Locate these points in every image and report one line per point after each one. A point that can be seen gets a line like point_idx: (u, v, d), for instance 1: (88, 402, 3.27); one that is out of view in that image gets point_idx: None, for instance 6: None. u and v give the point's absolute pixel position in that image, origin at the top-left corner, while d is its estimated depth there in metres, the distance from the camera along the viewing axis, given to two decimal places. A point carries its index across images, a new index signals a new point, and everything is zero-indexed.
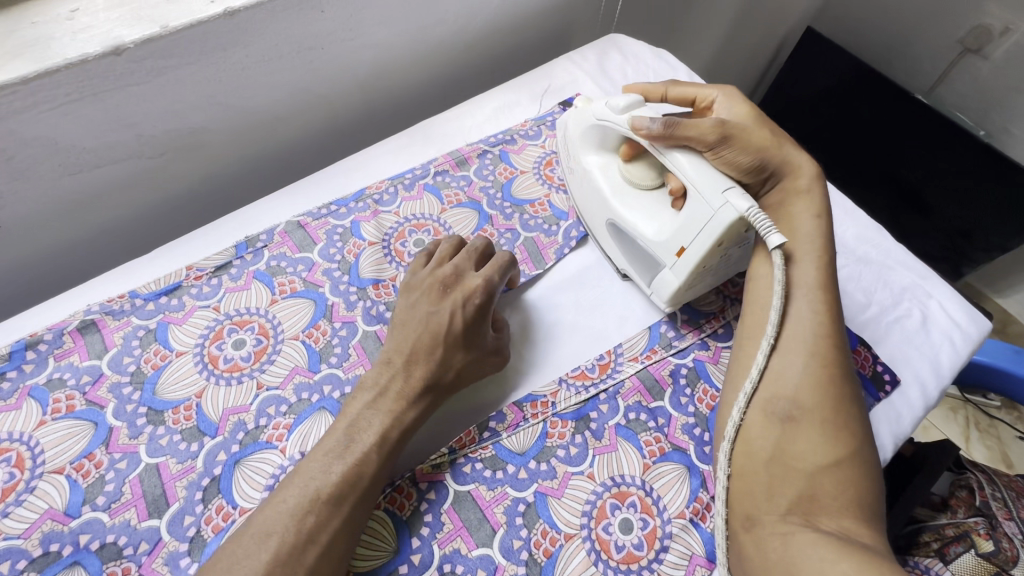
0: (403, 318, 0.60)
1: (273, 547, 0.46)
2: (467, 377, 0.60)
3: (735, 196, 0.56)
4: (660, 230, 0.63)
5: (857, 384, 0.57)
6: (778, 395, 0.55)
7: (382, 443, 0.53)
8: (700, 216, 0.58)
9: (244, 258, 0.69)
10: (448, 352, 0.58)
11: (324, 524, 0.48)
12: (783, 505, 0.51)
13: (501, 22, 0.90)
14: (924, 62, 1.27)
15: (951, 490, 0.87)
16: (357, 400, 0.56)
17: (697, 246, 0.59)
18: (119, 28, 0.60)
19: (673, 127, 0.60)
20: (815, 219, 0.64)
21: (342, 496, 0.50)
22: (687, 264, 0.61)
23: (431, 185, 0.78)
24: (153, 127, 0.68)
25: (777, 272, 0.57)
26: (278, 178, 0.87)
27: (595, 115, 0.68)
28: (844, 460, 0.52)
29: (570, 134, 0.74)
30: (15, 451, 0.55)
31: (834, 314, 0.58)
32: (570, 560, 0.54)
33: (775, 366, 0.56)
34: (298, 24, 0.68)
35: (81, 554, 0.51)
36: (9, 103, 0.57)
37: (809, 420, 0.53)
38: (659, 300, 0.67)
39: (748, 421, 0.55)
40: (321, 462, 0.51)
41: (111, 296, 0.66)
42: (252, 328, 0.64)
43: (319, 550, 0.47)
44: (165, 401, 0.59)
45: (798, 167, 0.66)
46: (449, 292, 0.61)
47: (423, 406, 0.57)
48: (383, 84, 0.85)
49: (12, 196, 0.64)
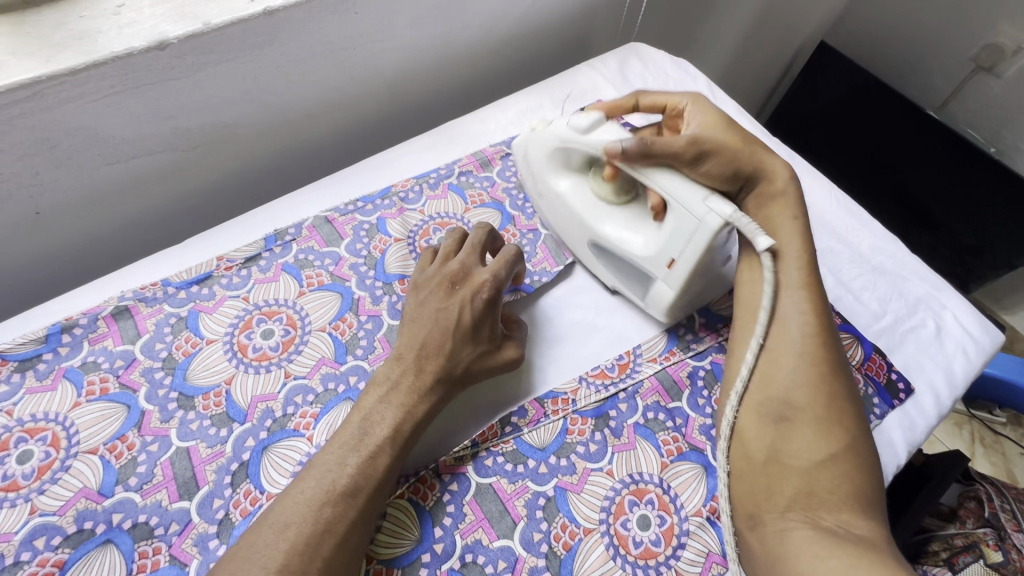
0: (409, 322, 0.61)
1: (294, 536, 0.46)
2: (481, 373, 0.60)
3: (716, 202, 0.58)
4: (647, 244, 0.64)
5: (850, 380, 0.57)
6: (770, 396, 0.56)
7: (404, 434, 0.54)
8: (686, 225, 0.60)
9: (273, 251, 0.71)
10: (458, 348, 0.59)
11: (343, 515, 0.49)
12: (783, 502, 0.52)
13: (525, 28, 0.92)
14: (937, 78, 1.28)
15: (961, 500, 0.88)
16: (370, 395, 0.56)
17: (688, 256, 0.60)
18: (163, 24, 0.62)
19: (647, 147, 0.61)
20: (793, 221, 0.64)
21: (360, 487, 0.50)
22: (678, 275, 0.62)
23: (455, 185, 0.79)
24: (189, 121, 0.70)
25: (766, 272, 0.58)
26: (304, 174, 0.89)
27: (557, 138, 0.69)
28: (840, 454, 0.53)
29: (532, 160, 0.73)
30: (50, 431, 0.57)
31: (821, 312, 0.58)
32: (589, 554, 0.55)
33: (766, 367, 0.57)
34: (333, 25, 0.70)
35: (114, 532, 0.52)
36: (57, 94, 0.59)
37: (801, 418, 0.54)
38: (656, 313, 0.68)
39: (742, 422, 0.56)
40: (337, 455, 0.51)
41: (144, 283, 0.67)
42: (281, 319, 0.66)
43: (336, 541, 0.48)
44: (195, 387, 0.61)
45: (774, 171, 0.66)
46: (456, 289, 0.61)
47: (437, 398, 0.57)
48: (409, 85, 0.87)
49: (51, 183, 0.66)
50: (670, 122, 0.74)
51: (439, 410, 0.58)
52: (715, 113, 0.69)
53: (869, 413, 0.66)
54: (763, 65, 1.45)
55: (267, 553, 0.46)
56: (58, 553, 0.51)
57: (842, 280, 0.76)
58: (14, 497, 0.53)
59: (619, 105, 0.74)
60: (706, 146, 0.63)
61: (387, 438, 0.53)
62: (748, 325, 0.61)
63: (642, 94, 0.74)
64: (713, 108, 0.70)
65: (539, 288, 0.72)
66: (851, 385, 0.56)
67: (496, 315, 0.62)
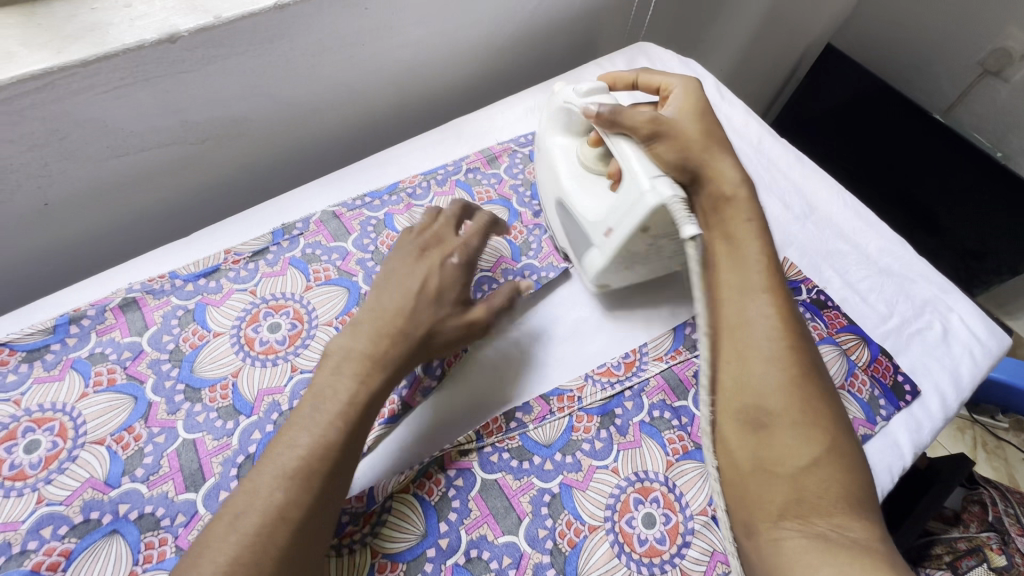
0: (384, 274, 0.62)
1: (244, 528, 0.44)
2: (443, 341, 0.60)
3: (662, 182, 0.57)
4: (595, 210, 0.65)
5: (824, 378, 0.55)
6: (744, 403, 0.54)
7: (358, 408, 0.52)
8: (629, 197, 0.60)
9: (280, 245, 0.71)
10: (420, 310, 0.59)
11: (295, 501, 0.46)
12: (774, 511, 0.51)
13: (534, 26, 0.92)
14: (944, 82, 1.28)
15: (964, 505, 0.88)
16: (324, 366, 0.54)
17: (623, 226, 0.61)
18: (174, 16, 0.62)
19: (616, 115, 0.63)
20: (746, 223, 0.60)
21: (311, 470, 0.48)
22: (612, 244, 0.63)
23: (462, 181, 0.79)
24: (198, 114, 0.70)
25: (692, 263, 0.55)
26: (311, 169, 0.89)
27: (562, 99, 0.70)
28: (824, 456, 0.51)
29: (543, 115, 0.75)
30: (58, 421, 0.57)
31: (788, 313, 0.56)
32: (594, 551, 0.55)
33: (737, 374, 0.55)
34: (343, 20, 0.71)
35: (120, 523, 0.53)
36: (68, 85, 0.59)
37: (779, 425, 0.52)
38: (588, 279, 0.69)
39: (724, 430, 0.55)
40: (288, 437, 0.49)
41: (152, 275, 0.67)
42: (287, 313, 0.66)
43: (291, 528, 0.45)
44: (202, 378, 0.61)
45: (722, 172, 0.63)
46: (428, 253, 0.63)
47: (394, 363, 0.56)
48: (418, 81, 0.87)
49: (61, 174, 0.66)
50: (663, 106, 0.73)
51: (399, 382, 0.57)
52: (697, 99, 0.68)
53: (875, 414, 0.66)
54: (770, 67, 1.45)
55: (226, 543, 0.44)
56: (64, 542, 0.51)
57: (849, 281, 0.77)
58: (21, 486, 0.53)
59: (622, 79, 0.77)
60: (665, 129, 0.63)
61: (344, 410, 0.51)
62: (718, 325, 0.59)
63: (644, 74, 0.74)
64: (698, 94, 0.69)
65: (548, 283, 0.72)
66: (827, 385, 0.54)
67: (466, 279, 0.63)
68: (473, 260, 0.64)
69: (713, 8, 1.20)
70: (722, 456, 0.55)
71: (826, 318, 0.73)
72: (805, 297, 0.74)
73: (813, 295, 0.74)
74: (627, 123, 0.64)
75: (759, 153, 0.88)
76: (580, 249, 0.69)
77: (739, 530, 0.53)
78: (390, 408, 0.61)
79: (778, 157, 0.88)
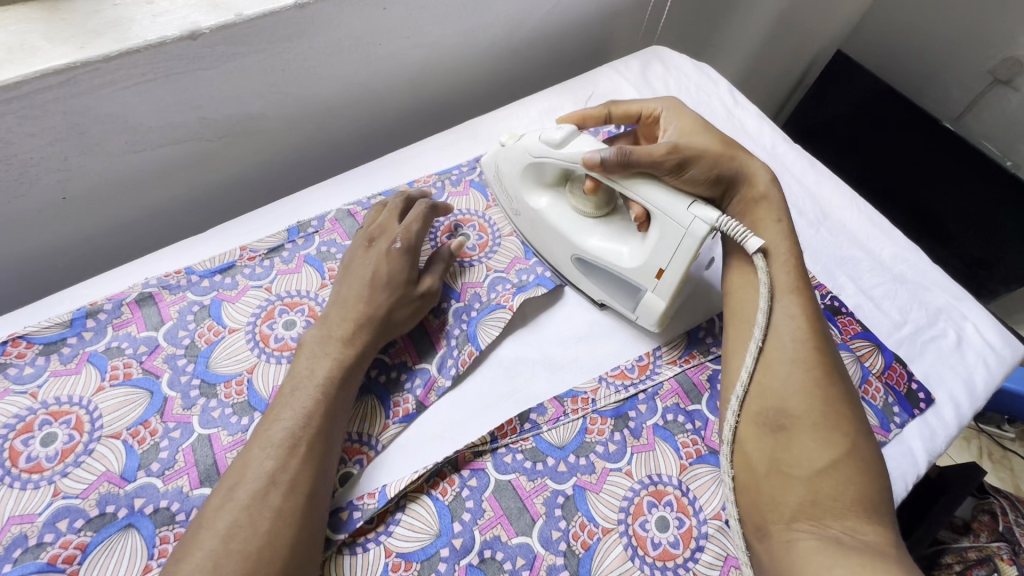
0: (342, 275, 0.64)
1: (240, 495, 0.48)
2: (399, 320, 0.63)
3: (701, 209, 0.58)
4: (635, 256, 0.63)
5: (847, 382, 0.56)
6: (766, 405, 0.55)
7: (334, 384, 0.56)
8: (672, 235, 0.59)
9: (296, 242, 0.71)
10: (377, 295, 0.62)
11: (284, 466, 0.50)
12: (788, 513, 0.51)
13: (549, 28, 0.92)
14: (953, 90, 1.27)
15: (974, 513, 0.87)
16: (303, 352, 0.58)
17: (677, 265, 0.60)
18: (195, 14, 0.62)
19: (628, 156, 0.59)
20: (776, 224, 0.65)
21: (299, 440, 0.52)
22: (668, 284, 0.61)
23: (477, 182, 0.79)
24: (216, 111, 0.71)
25: (761, 274, 0.59)
26: (325, 168, 0.89)
27: (531, 153, 0.67)
28: (842, 460, 0.52)
29: (507, 177, 0.71)
30: (74, 414, 0.57)
31: (813, 318, 0.58)
32: (607, 554, 0.55)
33: (761, 376, 0.56)
34: (361, 20, 0.71)
35: (135, 517, 0.53)
36: (90, 80, 0.59)
37: (800, 427, 0.53)
38: (646, 325, 0.66)
39: (742, 433, 0.56)
40: (274, 413, 0.54)
41: (168, 271, 0.68)
42: (302, 310, 0.66)
43: (282, 492, 0.49)
44: (217, 374, 0.61)
45: (754, 174, 0.67)
46: (374, 244, 0.65)
47: (363, 343, 0.59)
48: (433, 81, 0.87)
49: (80, 169, 0.66)
50: (644, 129, 0.75)
51: (365, 365, 0.60)
52: (692, 118, 0.70)
53: (890, 421, 0.66)
54: (780, 73, 1.45)
55: (226, 510, 0.48)
56: (80, 536, 0.51)
57: (862, 287, 0.76)
58: (38, 479, 0.54)
59: (591, 116, 0.74)
60: (687, 154, 0.63)
61: (325, 386, 0.56)
62: (743, 329, 0.61)
63: (614, 104, 0.74)
64: (689, 113, 0.71)
65: (560, 284, 0.72)
66: (849, 388, 0.56)
67: (414, 260, 0.65)
68: (419, 242, 0.66)
69: (725, 13, 1.20)
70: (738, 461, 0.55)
71: (839, 324, 0.72)
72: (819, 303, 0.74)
73: (826, 301, 0.74)
74: (645, 161, 0.60)
75: (773, 159, 0.88)
76: (625, 298, 0.67)
77: (752, 534, 0.53)
78: (405, 407, 0.61)
79: (791, 163, 0.88)
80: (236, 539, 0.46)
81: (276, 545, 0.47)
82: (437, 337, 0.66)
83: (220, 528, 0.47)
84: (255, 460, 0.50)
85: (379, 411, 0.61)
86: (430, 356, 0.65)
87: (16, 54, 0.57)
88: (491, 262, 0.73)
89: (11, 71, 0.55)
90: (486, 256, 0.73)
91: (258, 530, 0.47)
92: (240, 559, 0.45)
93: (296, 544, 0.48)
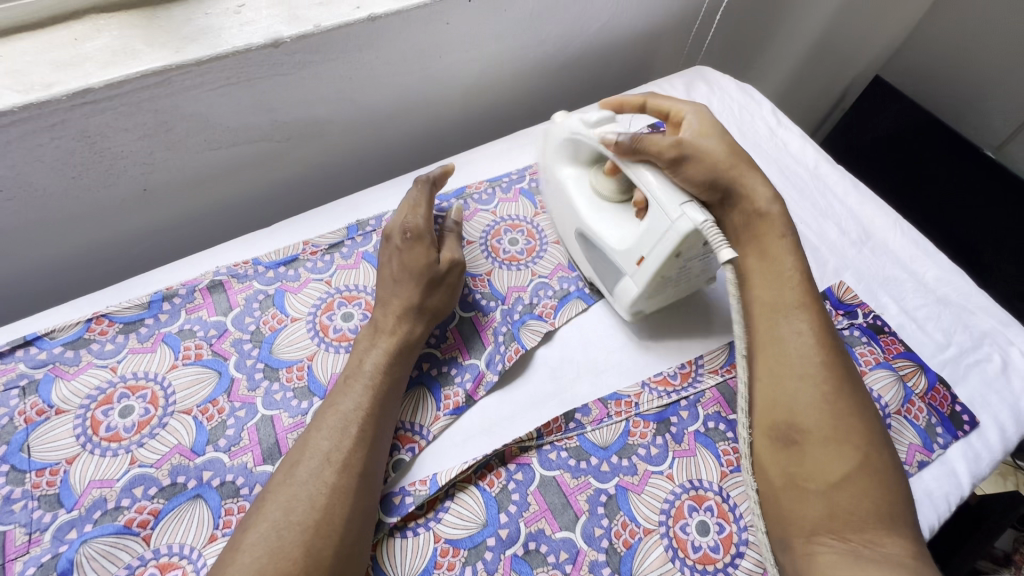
0: (377, 280, 0.68)
1: (299, 476, 0.52)
2: (437, 304, 0.65)
3: (691, 209, 0.58)
4: (621, 240, 0.65)
5: (862, 395, 0.56)
6: (778, 419, 0.56)
7: (381, 375, 0.59)
8: (659, 227, 0.60)
9: (354, 240, 0.75)
10: (408, 285, 0.64)
11: (339, 447, 0.53)
12: (809, 525, 0.52)
13: (599, 45, 0.96)
14: (995, 118, 1.27)
15: (1015, 545, 0.91)
16: (357, 348, 0.62)
17: (655, 255, 0.60)
18: (277, 24, 0.67)
19: (637, 141, 0.63)
20: (781, 239, 0.64)
21: (349, 423, 0.55)
22: (645, 272, 0.62)
23: (526, 190, 0.83)
24: (287, 114, 0.75)
25: (732, 289, 0.57)
26: (376, 174, 0.93)
27: (569, 129, 0.70)
28: (855, 473, 0.52)
29: (546, 151, 0.75)
30: (150, 389, 0.61)
31: (823, 330, 0.58)
32: (648, 553, 0.56)
33: (770, 391, 0.57)
34: (425, 33, 0.75)
35: (203, 488, 0.56)
36: (182, 81, 0.64)
37: (812, 440, 0.54)
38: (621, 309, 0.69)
39: (759, 447, 0.57)
40: (331, 399, 0.57)
41: (236, 261, 0.72)
42: (360, 304, 0.69)
43: (336, 468, 0.52)
44: (280, 359, 0.64)
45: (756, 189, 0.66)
46: (390, 240, 0.68)
47: (416, 331, 0.63)
48: (484, 92, 0.91)
49: (163, 162, 0.71)
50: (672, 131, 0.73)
51: (415, 356, 0.64)
52: (714, 125, 0.69)
53: (932, 442, 0.66)
54: (817, 95, 1.47)
55: (287, 485, 0.51)
56: (153, 502, 0.55)
57: (905, 308, 0.77)
58: (116, 448, 0.57)
59: (629, 103, 0.72)
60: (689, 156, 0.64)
61: (375, 379, 0.58)
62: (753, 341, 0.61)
63: (653, 96, 0.72)
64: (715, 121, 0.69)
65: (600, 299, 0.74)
66: (861, 398, 0.56)
67: (425, 243, 0.66)
68: (423, 225, 0.67)
69: (770, 34, 1.23)
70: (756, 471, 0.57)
71: (882, 343, 0.73)
72: (861, 321, 0.75)
73: (869, 319, 0.75)
74: (649, 150, 0.63)
75: (815, 179, 0.89)
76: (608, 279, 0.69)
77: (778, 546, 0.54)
78: (455, 400, 0.64)
79: (833, 184, 0.89)
80: (296, 512, 0.49)
81: (333, 518, 0.49)
82: (486, 334, 0.69)
83: (285, 496, 0.50)
84: (313, 441, 0.54)
85: (430, 402, 0.64)
86: (479, 352, 0.68)
87: (119, 57, 0.62)
88: (537, 267, 0.76)
89: (116, 72, 0.61)
90: (533, 261, 0.76)
91: (316, 505, 0.50)
92: (299, 531, 0.48)
93: (352, 517, 0.50)
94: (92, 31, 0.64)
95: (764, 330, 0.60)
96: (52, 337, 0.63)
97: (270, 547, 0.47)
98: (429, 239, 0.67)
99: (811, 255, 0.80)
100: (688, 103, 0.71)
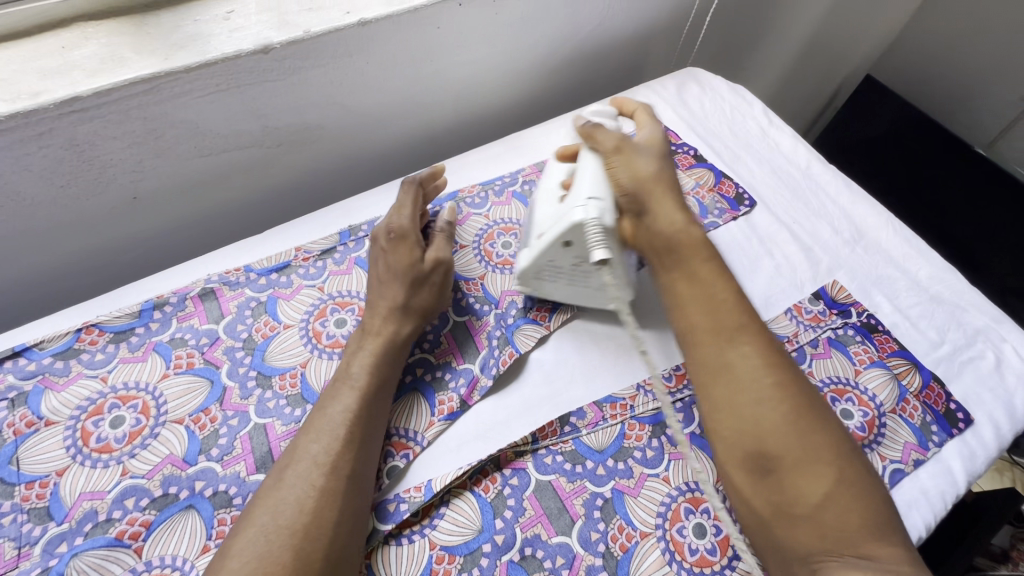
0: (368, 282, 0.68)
1: (291, 479, 0.51)
2: (422, 303, 0.65)
3: (591, 205, 0.60)
4: (539, 214, 0.68)
5: (819, 409, 0.56)
6: (747, 450, 0.54)
7: (367, 376, 0.59)
8: (563, 211, 0.62)
9: (347, 245, 0.74)
10: (395, 279, 0.64)
11: (328, 448, 0.53)
12: (804, 549, 0.51)
13: (590, 46, 0.95)
14: (985, 117, 1.28)
15: (1012, 541, 0.91)
16: (350, 347, 0.62)
17: (550, 232, 0.63)
18: (267, 30, 0.67)
19: (589, 131, 0.68)
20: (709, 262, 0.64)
21: (338, 425, 0.55)
22: (538, 246, 0.65)
23: (518, 193, 0.82)
24: (278, 120, 0.75)
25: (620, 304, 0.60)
26: (369, 178, 0.93)
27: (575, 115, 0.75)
28: (835, 488, 0.51)
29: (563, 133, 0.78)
30: (141, 399, 0.60)
31: (767, 351, 0.58)
32: (645, 557, 0.56)
33: (732, 421, 0.56)
34: (416, 37, 0.75)
35: (195, 499, 0.55)
36: (170, 88, 0.64)
37: (785, 466, 0.53)
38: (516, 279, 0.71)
39: (736, 480, 0.55)
40: (322, 399, 0.57)
41: (228, 268, 0.71)
42: (353, 310, 0.69)
43: (326, 470, 0.52)
44: (273, 367, 0.64)
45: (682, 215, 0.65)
46: (376, 240, 0.67)
47: (405, 329, 0.63)
48: (475, 95, 0.91)
49: (152, 170, 0.71)
50: None
51: (403, 359, 0.63)
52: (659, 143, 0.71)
53: (927, 440, 0.66)
54: (809, 95, 1.47)
55: (277, 488, 0.51)
56: (145, 514, 0.54)
57: (899, 306, 0.77)
58: (107, 459, 0.57)
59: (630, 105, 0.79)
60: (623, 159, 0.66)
61: (362, 380, 0.58)
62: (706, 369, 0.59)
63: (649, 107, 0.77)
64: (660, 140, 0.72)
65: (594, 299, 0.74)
66: (818, 412, 0.55)
67: (409, 243, 0.66)
68: (408, 225, 0.67)
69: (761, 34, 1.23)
70: (739, 503, 0.55)
71: (876, 341, 0.73)
72: (855, 320, 0.75)
73: (862, 318, 0.75)
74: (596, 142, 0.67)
75: (807, 178, 0.90)
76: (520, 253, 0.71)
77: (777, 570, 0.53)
78: (449, 405, 0.64)
79: (825, 183, 0.89)
80: (283, 515, 0.49)
81: (321, 522, 0.49)
82: (480, 339, 0.69)
83: (269, 511, 0.49)
84: (302, 445, 0.53)
85: (423, 407, 0.63)
86: (473, 356, 0.68)
87: (108, 64, 0.62)
88: None
89: (104, 79, 0.60)
90: None
91: (305, 508, 0.49)
92: (287, 535, 0.48)
93: (341, 519, 0.50)
94: (80, 39, 0.64)
95: (714, 357, 0.59)
96: (41, 347, 0.63)
97: (259, 552, 0.47)
98: (415, 239, 0.67)
99: (805, 254, 0.80)
100: (657, 126, 0.72)
